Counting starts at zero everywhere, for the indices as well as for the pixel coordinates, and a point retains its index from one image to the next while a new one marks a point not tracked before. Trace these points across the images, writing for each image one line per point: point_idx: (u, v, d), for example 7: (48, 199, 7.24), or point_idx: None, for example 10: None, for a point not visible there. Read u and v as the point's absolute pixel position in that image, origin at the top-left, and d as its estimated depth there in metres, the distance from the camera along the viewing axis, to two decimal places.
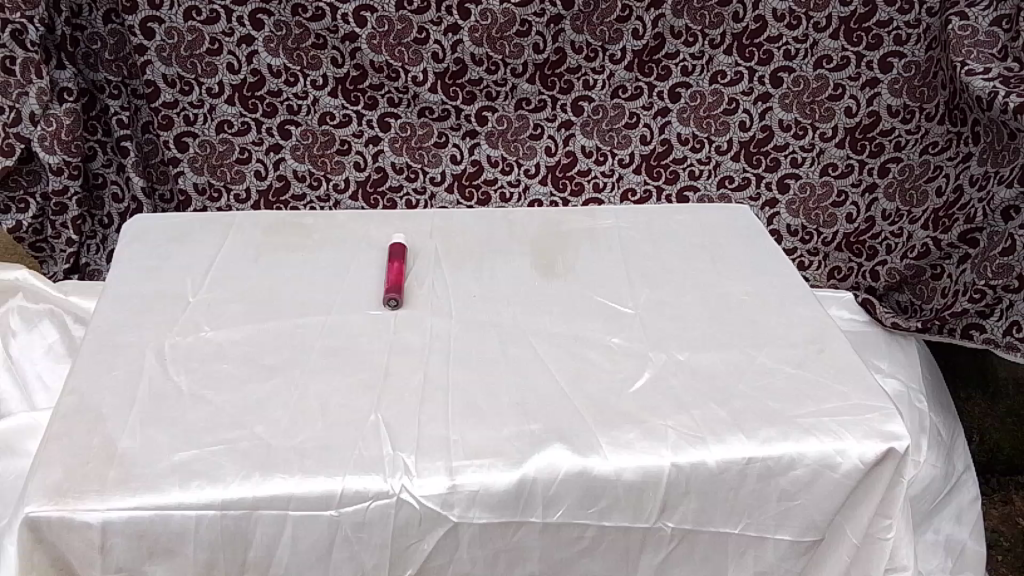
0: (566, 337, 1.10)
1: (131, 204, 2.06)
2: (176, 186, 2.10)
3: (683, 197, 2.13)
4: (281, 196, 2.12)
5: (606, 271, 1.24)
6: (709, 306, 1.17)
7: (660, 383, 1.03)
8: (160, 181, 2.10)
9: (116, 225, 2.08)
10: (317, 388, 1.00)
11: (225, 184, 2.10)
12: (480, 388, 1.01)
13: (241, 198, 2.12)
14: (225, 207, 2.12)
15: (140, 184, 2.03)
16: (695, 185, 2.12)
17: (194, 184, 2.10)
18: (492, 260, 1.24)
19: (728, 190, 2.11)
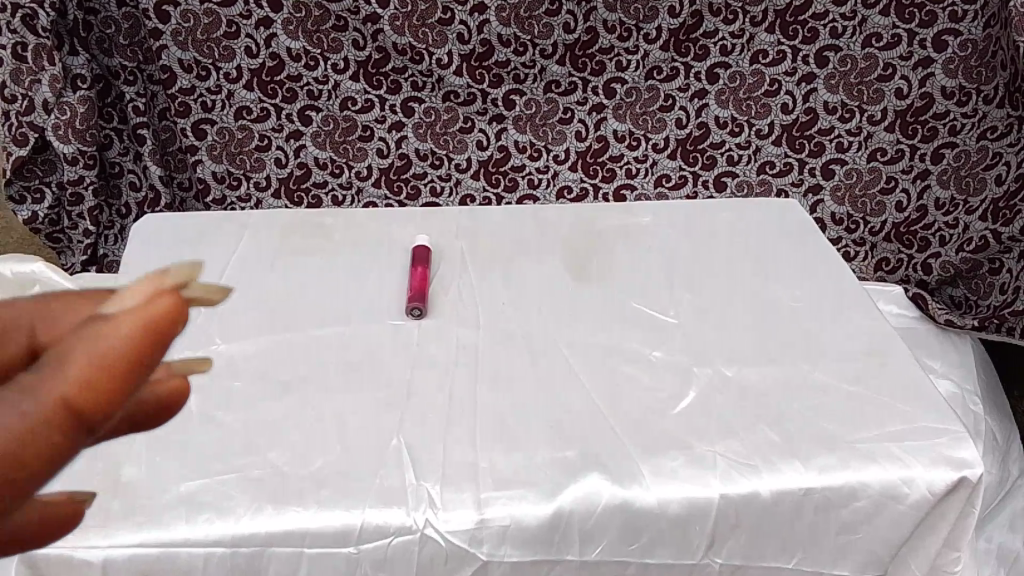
0: (602, 349, 1.02)
1: (149, 194, 2.01)
2: (195, 175, 2.03)
3: (720, 184, 2.03)
4: (302, 184, 2.05)
5: (645, 274, 1.15)
6: (758, 313, 1.08)
7: (706, 402, 0.95)
8: (179, 170, 2.03)
9: (134, 215, 2.03)
10: (335, 408, 0.92)
11: (245, 173, 2.04)
12: (510, 409, 0.93)
13: (261, 186, 2.06)
14: (245, 195, 2.06)
15: (158, 173, 1.97)
16: (734, 170, 2.01)
17: (213, 173, 2.03)
18: (523, 262, 1.16)
19: (768, 175, 2.00)
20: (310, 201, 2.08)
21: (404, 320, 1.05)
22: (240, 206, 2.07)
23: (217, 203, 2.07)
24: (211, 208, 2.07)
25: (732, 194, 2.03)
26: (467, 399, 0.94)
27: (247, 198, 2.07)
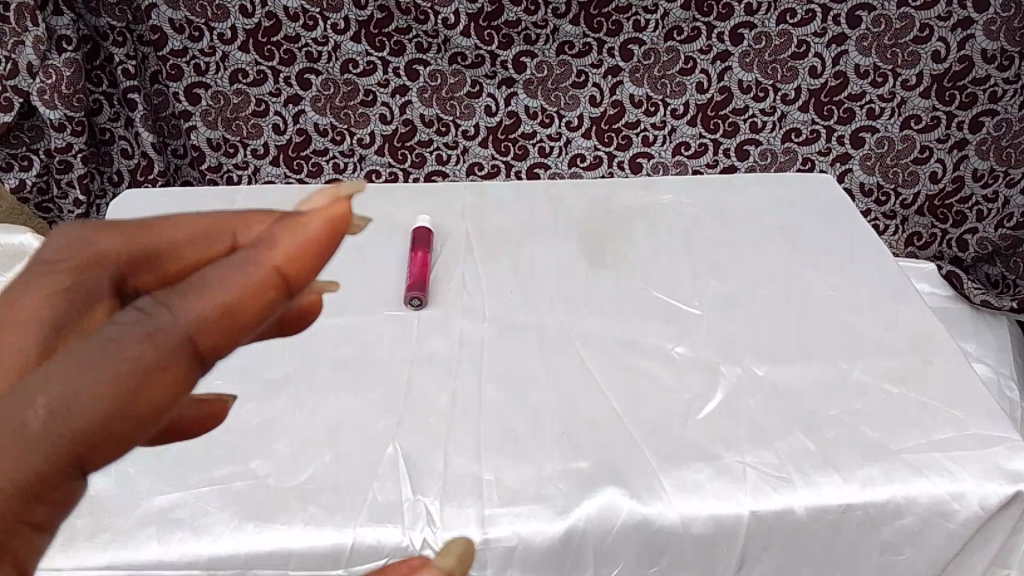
0: (621, 344, 0.93)
1: (141, 162, 1.91)
2: (188, 142, 1.94)
3: (741, 152, 1.93)
4: (302, 150, 1.96)
5: (667, 261, 1.05)
6: (791, 304, 0.99)
7: (734, 407, 0.86)
8: (172, 137, 1.94)
9: (127, 183, 1.94)
10: (327, 411, 0.84)
11: (242, 139, 1.94)
12: (518, 411, 0.85)
13: (259, 153, 1.96)
14: (242, 163, 1.97)
15: (151, 140, 1.86)
16: (757, 138, 1.90)
17: (208, 139, 1.94)
18: (533, 247, 1.07)
19: (795, 143, 1.89)
20: (311, 169, 1.99)
21: (402, 310, 0.97)
22: (238, 175, 1.98)
23: (213, 172, 1.99)
24: (205, 177, 1.99)
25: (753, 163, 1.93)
26: (471, 401, 0.85)
27: (244, 165, 1.98)
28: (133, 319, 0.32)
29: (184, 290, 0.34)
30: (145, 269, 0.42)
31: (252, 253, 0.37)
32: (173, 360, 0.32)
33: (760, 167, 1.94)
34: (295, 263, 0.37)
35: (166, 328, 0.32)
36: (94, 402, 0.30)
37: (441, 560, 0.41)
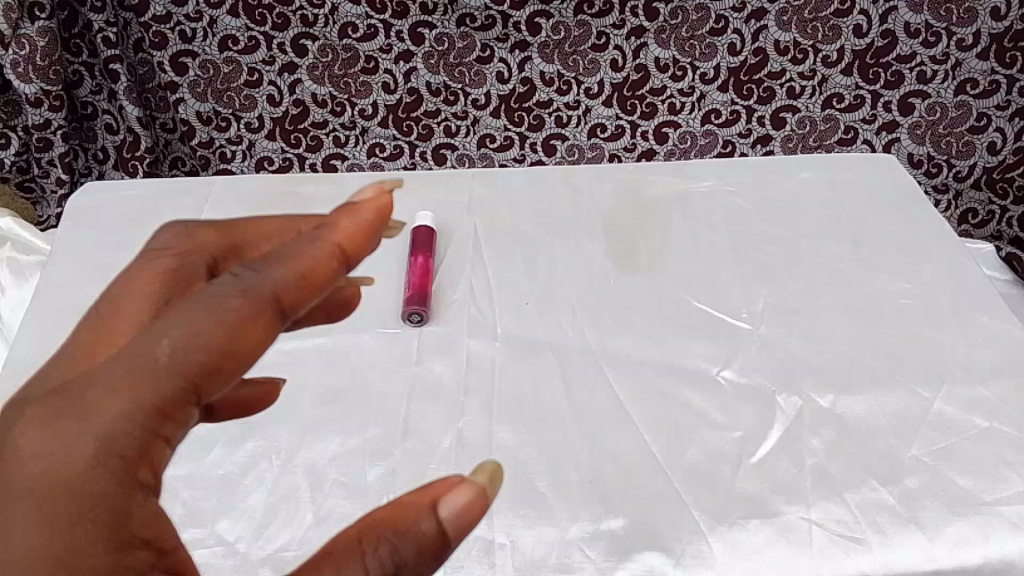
0: (656, 368, 0.80)
1: (126, 137, 1.72)
2: (176, 117, 1.75)
3: (779, 120, 1.73)
4: (299, 123, 1.77)
5: (707, 262, 0.91)
6: (851, 320, 0.85)
7: (792, 450, 0.74)
8: (159, 110, 1.75)
9: (113, 160, 1.78)
10: (311, 456, 0.72)
11: (234, 112, 1.75)
12: (538, 455, 0.73)
13: (253, 127, 1.77)
14: (235, 137, 1.78)
15: (137, 113, 1.69)
16: (795, 104, 1.71)
17: (197, 112, 1.75)
18: (551, 246, 0.93)
19: (836, 109, 1.71)
20: (308, 143, 1.80)
21: (399, 327, 0.83)
22: (231, 151, 1.80)
23: (202, 147, 1.79)
24: (195, 154, 1.80)
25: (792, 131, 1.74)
26: (482, 443, 0.73)
27: (236, 140, 1.79)
28: (221, 284, 0.34)
29: (269, 257, 0.36)
30: (231, 261, 0.49)
31: (318, 232, 0.38)
32: (255, 321, 0.34)
33: (798, 137, 1.75)
34: (355, 239, 0.38)
35: (256, 288, 0.34)
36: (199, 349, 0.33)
37: (476, 475, 0.38)
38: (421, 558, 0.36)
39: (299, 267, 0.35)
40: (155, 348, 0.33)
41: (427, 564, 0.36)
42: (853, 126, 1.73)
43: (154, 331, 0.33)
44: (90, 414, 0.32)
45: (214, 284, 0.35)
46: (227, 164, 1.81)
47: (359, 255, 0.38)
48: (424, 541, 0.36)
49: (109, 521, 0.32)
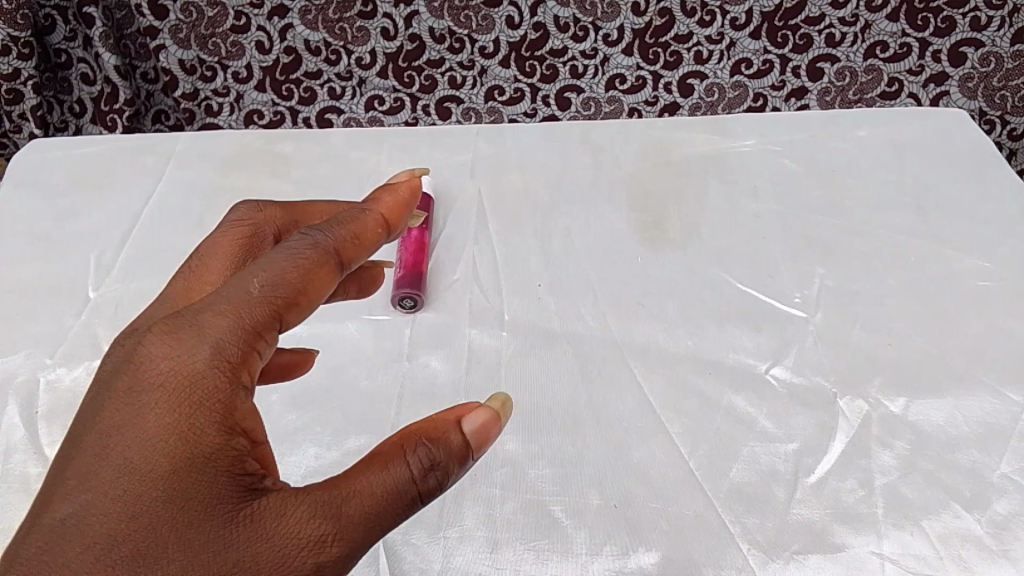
0: (693, 365, 0.66)
1: (104, 89, 1.33)
2: (158, 64, 1.33)
3: (816, 70, 1.30)
4: (291, 73, 1.34)
5: (751, 235, 0.77)
6: (924, 304, 0.71)
7: (858, 467, 0.61)
8: (139, 58, 1.33)
9: (92, 114, 1.38)
10: (282, 470, 0.60)
11: (220, 60, 1.33)
12: (553, 472, 0.60)
13: (242, 77, 1.35)
14: (223, 90, 1.36)
15: (115, 61, 1.30)
16: (834, 53, 1.28)
17: (179, 59, 1.33)
18: (567, 217, 0.79)
19: (879, 60, 1.28)
20: (300, 95, 1.37)
21: (388, 314, 0.71)
22: (218, 103, 1.37)
23: (187, 100, 1.38)
24: (178, 108, 1.38)
25: (829, 86, 1.31)
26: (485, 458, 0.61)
27: (223, 92, 1.37)
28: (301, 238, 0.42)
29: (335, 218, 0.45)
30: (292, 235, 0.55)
31: (368, 204, 0.48)
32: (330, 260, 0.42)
33: (837, 91, 1.32)
34: (394, 213, 0.48)
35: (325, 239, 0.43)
36: (287, 282, 0.40)
37: (489, 404, 0.43)
38: (451, 461, 0.40)
39: (361, 224, 0.45)
40: (250, 282, 0.40)
41: (457, 468, 0.40)
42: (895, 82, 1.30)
43: (246, 274, 0.40)
44: (205, 327, 0.38)
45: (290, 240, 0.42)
46: (214, 119, 1.39)
47: (396, 227, 0.49)
48: (454, 448, 0.40)
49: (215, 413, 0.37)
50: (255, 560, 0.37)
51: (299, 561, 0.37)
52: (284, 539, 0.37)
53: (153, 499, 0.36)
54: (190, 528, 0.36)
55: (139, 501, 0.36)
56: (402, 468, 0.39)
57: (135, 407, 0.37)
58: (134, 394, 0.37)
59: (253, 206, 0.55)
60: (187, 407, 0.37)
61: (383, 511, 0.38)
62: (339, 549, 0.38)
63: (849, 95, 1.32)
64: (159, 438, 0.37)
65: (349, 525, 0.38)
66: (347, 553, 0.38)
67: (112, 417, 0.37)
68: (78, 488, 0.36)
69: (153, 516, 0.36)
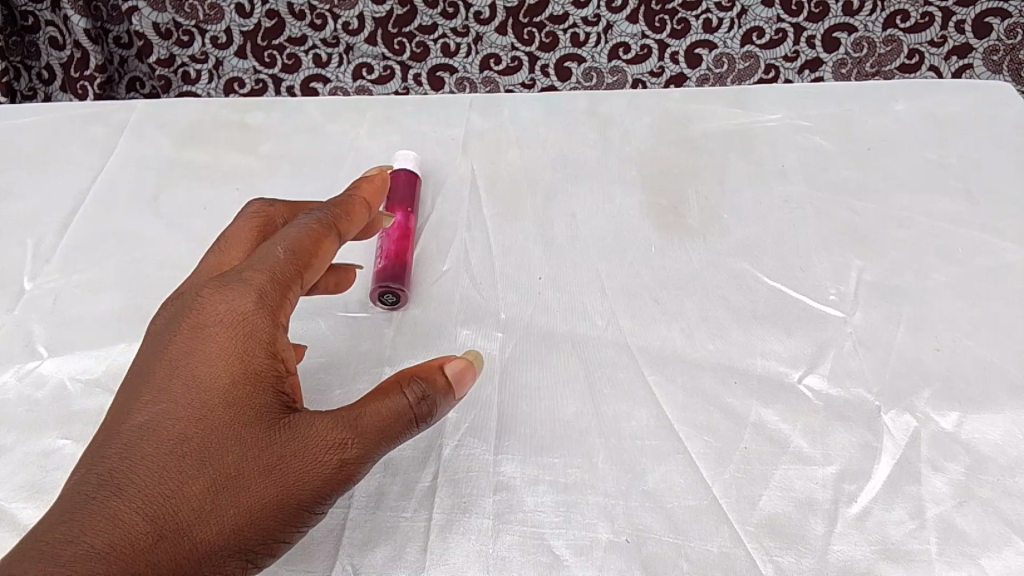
0: (715, 373, 0.58)
1: (73, 54, 1.08)
2: (132, 29, 1.09)
3: (831, 40, 1.03)
4: (274, 39, 1.09)
5: (780, 222, 0.68)
6: (978, 303, 0.63)
7: (907, 494, 0.53)
8: (112, 21, 1.09)
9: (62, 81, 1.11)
10: None
11: (198, 24, 1.09)
12: (555, 503, 0.52)
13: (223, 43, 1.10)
14: (202, 58, 1.10)
15: (86, 25, 1.06)
16: (850, 21, 1.02)
17: (154, 23, 1.08)
18: (570, 201, 0.70)
19: (899, 29, 1.02)
20: (282, 62, 1.10)
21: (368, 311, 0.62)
22: (196, 70, 1.10)
23: (164, 67, 1.11)
24: (155, 75, 1.11)
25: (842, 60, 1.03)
26: (477, 484, 0.53)
27: (202, 60, 1.11)
28: (309, 217, 0.51)
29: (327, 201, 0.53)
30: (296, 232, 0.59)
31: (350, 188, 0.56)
32: (330, 234, 0.51)
33: (854, 63, 1.03)
34: (374, 195, 0.56)
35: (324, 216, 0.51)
36: (302, 249, 0.49)
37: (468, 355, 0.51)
38: (442, 394, 0.47)
39: (351, 203, 0.53)
40: (276, 249, 0.49)
41: (449, 399, 0.48)
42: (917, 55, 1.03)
43: (273, 244, 0.49)
44: (247, 279, 0.47)
45: (300, 220, 0.51)
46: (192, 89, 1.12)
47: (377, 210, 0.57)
48: (442, 386, 0.47)
49: (261, 343, 0.45)
50: (294, 458, 0.44)
51: (327, 457, 0.44)
52: (316, 442, 0.44)
53: (210, 410, 0.44)
54: (243, 429, 0.43)
55: (204, 408, 0.44)
56: (401, 397, 0.46)
57: (190, 343, 0.45)
58: (186, 335, 0.46)
59: (263, 201, 0.58)
60: (235, 341, 0.45)
61: (391, 423, 0.45)
62: (360, 450, 0.45)
63: (865, 67, 1.03)
64: (215, 365, 0.44)
65: (363, 431, 0.45)
66: (366, 457, 0.45)
67: (176, 352, 0.45)
68: (149, 404, 0.44)
69: (212, 420, 0.43)
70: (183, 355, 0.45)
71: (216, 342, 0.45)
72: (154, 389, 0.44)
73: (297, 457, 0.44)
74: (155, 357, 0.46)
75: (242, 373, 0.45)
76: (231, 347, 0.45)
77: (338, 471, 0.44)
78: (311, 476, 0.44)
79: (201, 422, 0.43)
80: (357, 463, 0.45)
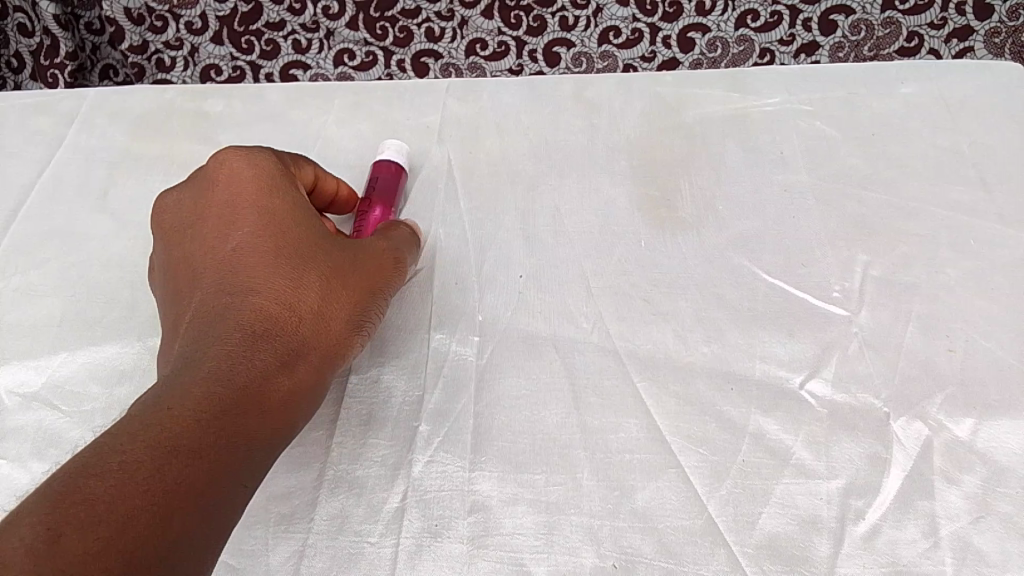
0: (712, 379, 0.54)
1: (42, 41, 0.95)
2: (103, 14, 0.95)
3: (827, 23, 0.92)
4: (253, 24, 0.95)
5: (778, 214, 0.64)
6: (993, 300, 0.58)
7: (920, 510, 0.49)
8: (82, 5, 0.96)
9: (33, 71, 0.98)
10: None
11: (174, 7, 0.95)
12: (535, 526, 0.48)
13: (197, 29, 0.95)
14: (174, 42, 0.96)
15: (55, 10, 0.94)
16: (847, 3, 0.91)
17: (125, 6, 0.95)
18: (555, 192, 0.66)
19: (898, 10, 0.91)
20: (261, 49, 0.95)
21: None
22: (171, 58, 0.96)
23: (137, 55, 0.97)
24: (128, 64, 0.97)
25: (839, 42, 0.92)
26: (450, 503, 0.49)
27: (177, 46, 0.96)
28: None
29: None
30: None
31: None
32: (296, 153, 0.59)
33: (852, 47, 0.92)
34: None
35: None
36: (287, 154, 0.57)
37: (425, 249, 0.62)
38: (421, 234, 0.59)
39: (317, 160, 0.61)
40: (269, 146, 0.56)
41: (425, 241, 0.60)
42: (920, 37, 0.91)
43: None
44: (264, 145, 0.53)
45: None
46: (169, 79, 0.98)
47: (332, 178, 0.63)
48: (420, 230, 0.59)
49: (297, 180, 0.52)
50: (362, 256, 0.52)
51: (386, 259, 0.54)
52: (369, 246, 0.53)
53: (284, 228, 0.49)
54: (317, 238, 0.50)
55: (279, 229, 0.49)
56: (405, 230, 0.57)
57: (239, 187, 0.50)
58: (233, 183, 0.50)
59: None
60: (279, 178, 0.51)
61: (409, 242, 0.57)
62: (403, 257, 0.55)
63: (864, 52, 0.92)
64: (274, 194, 0.50)
65: (400, 244, 0.55)
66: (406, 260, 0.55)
67: (228, 199, 0.50)
68: (226, 239, 0.49)
69: (292, 233, 0.49)
70: (238, 194, 0.50)
71: (257, 189, 0.50)
72: (226, 226, 0.49)
73: (368, 257, 0.53)
74: (208, 210, 0.50)
75: (299, 200, 0.51)
76: (280, 181, 0.51)
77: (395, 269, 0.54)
78: (383, 274, 0.53)
79: (283, 238, 0.49)
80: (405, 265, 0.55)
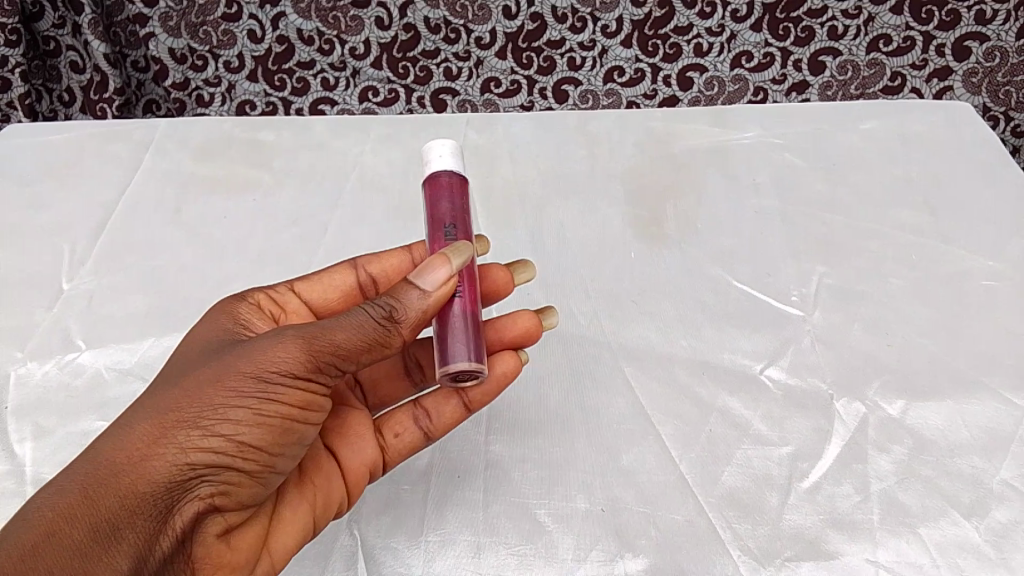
0: (688, 367, 0.65)
1: (93, 78, 1.06)
2: (149, 53, 1.06)
3: (816, 64, 1.04)
4: (285, 64, 1.07)
5: (749, 231, 0.75)
6: (928, 304, 0.69)
7: (854, 471, 0.59)
8: (129, 46, 1.07)
9: (83, 104, 1.09)
10: None
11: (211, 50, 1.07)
12: (539, 479, 0.58)
13: (233, 68, 1.07)
14: (212, 80, 1.08)
15: (104, 50, 1.04)
16: (836, 46, 1.03)
17: (170, 48, 1.06)
18: (559, 211, 0.77)
19: (883, 53, 1.03)
20: (293, 86, 1.08)
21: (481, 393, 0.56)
22: (210, 93, 1.09)
23: (179, 90, 1.09)
24: (171, 99, 1.10)
25: (829, 81, 1.04)
26: (469, 460, 0.60)
27: (215, 83, 1.09)
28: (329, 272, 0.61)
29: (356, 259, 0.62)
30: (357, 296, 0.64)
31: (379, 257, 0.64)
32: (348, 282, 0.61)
33: (839, 85, 1.04)
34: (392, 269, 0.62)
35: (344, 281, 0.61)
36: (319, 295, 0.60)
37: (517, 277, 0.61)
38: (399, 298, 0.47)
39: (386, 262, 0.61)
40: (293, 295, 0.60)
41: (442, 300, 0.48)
42: (901, 78, 1.04)
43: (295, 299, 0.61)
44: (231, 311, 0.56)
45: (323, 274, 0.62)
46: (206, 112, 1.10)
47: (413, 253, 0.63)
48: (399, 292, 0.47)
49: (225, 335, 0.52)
50: (230, 371, 0.45)
51: (265, 356, 0.45)
52: (251, 353, 0.45)
53: (167, 381, 0.47)
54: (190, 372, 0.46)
55: (163, 382, 0.47)
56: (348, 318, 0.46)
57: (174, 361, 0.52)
58: (191, 331, 0.53)
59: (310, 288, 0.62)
60: (200, 343, 0.52)
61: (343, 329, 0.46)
62: (304, 354, 0.45)
63: (851, 90, 1.04)
64: (185, 357, 0.50)
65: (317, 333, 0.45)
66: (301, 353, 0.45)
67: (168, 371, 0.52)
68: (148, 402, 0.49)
69: (165, 382, 0.47)
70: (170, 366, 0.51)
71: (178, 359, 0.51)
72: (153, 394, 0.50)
73: (241, 352, 0.45)
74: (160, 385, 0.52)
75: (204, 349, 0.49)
76: (195, 346, 0.51)
77: (278, 348, 0.45)
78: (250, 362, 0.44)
79: (157, 385, 0.47)
80: (305, 339, 0.45)
